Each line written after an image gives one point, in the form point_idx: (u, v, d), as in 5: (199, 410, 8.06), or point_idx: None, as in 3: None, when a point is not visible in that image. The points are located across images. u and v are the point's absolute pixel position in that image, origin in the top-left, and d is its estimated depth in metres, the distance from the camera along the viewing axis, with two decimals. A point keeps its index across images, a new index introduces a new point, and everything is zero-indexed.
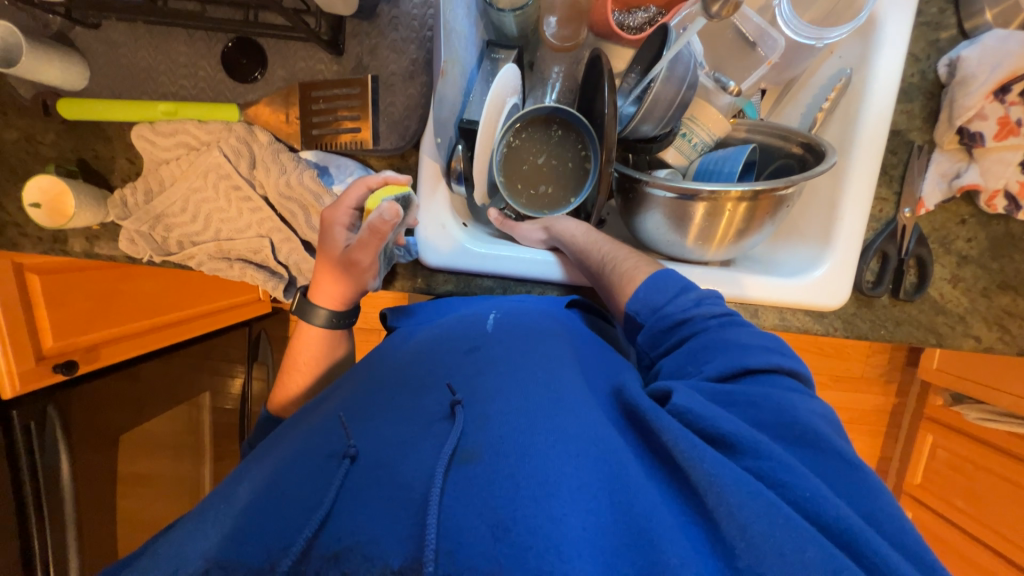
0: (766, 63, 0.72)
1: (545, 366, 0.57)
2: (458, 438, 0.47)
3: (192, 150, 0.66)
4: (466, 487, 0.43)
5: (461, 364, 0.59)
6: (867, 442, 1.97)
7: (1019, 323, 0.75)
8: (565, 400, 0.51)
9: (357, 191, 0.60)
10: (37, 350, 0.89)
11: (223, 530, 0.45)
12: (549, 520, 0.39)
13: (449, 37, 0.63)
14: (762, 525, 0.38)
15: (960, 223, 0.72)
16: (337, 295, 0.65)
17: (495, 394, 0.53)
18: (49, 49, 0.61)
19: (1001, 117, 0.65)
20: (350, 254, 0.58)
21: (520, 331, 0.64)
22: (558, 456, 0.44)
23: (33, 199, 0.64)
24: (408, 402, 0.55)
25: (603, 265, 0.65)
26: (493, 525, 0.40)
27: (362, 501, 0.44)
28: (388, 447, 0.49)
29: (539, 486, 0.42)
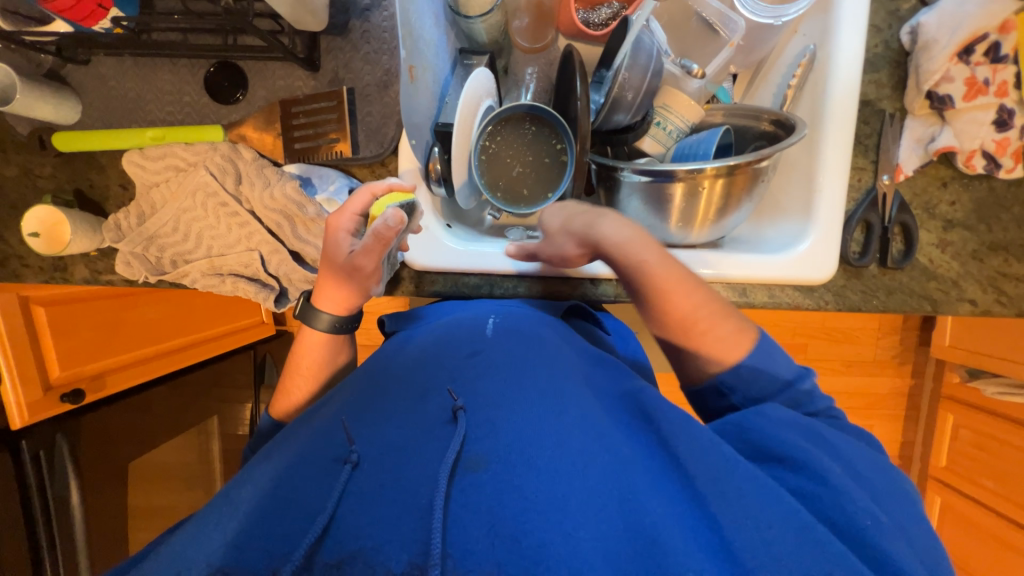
0: (729, 45, 0.73)
1: (550, 371, 0.57)
2: (460, 443, 0.48)
3: (180, 171, 0.68)
4: (476, 499, 0.44)
5: (461, 364, 0.59)
6: (886, 428, 1.93)
7: (1014, 283, 0.74)
8: (570, 407, 0.52)
9: (361, 196, 0.61)
10: (45, 381, 0.91)
11: (222, 536, 0.45)
12: (562, 536, 0.41)
13: (420, 44, 0.65)
14: (782, 543, 0.41)
15: (941, 186, 0.72)
16: (344, 302, 0.66)
17: (497, 399, 0.53)
18: (42, 88, 0.65)
19: (967, 78, 0.66)
20: (355, 259, 0.60)
21: (520, 334, 0.63)
22: (568, 470, 0.45)
23: (32, 229, 0.67)
24: (408, 404, 0.55)
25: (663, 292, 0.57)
26: (503, 536, 0.41)
27: (368, 510, 0.44)
28: (389, 451, 0.49)
29: (550, 499, 0.43)
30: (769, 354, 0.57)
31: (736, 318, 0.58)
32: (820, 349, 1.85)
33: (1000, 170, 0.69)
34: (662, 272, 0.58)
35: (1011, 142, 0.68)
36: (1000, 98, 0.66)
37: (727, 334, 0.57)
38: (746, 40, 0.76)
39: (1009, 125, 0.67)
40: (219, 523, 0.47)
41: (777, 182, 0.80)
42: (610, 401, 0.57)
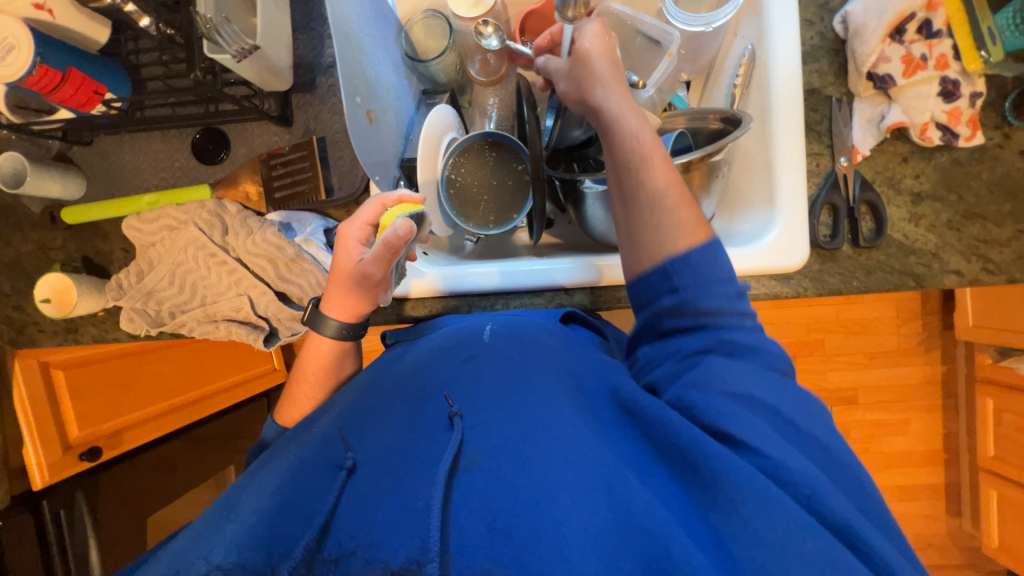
0: (668, 54, 0.75)
1: (544, 373, 0.59)
2: (457, 446, 0.51)
3: (172, 229, 0.74)
4: (472, 497, 0.47)
5: (459, 370, 0.60)
6: (923, 420, 1.82)
7: (998, 249, 0.72)
8: (561, 406, 0.54)
9: (372, 208, 0.63)
10: (64, 440, 0.95)
11: (230, 538, 0.48)
12: (553, 526, 0.44)
13: (379, 90, 0.69)
14: (761, 519, 0.43)
15: (902, 161, 0.73)
16: (350, 309, 0.67)
17: (491, 402, 0.55)
18: (51, 169, 0.72)
19: (903, 56, 0.68)
20: (365, 266, 0.61)
21: (517, 340, 0.65)
22: (559, 466, 0.48)
23: (44, 295, 0.73)
24: (407, 410, 0.57)
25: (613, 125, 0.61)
26: (494, 531, 0.45)
27: (370, 513, 0.48)
28: (389, 457, 0.52)
29: (541, 494, 0.46)
30: (712, 252, 0.56)
31: (696, 209, 0.58)
32: (837, 342, 1.79)
33: (959, 138, 0.70)
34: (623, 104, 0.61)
35: (962, 111, 0.69)
36: (941, 71, 0.68)
37: (686, 219, 0.57)
38: (686, 48, 0.80)
39: (957, 94, 0.68)
40: (225, 519, 0.51)
41: (738, 176, 0.81)
42: (599, 391, 0.58)
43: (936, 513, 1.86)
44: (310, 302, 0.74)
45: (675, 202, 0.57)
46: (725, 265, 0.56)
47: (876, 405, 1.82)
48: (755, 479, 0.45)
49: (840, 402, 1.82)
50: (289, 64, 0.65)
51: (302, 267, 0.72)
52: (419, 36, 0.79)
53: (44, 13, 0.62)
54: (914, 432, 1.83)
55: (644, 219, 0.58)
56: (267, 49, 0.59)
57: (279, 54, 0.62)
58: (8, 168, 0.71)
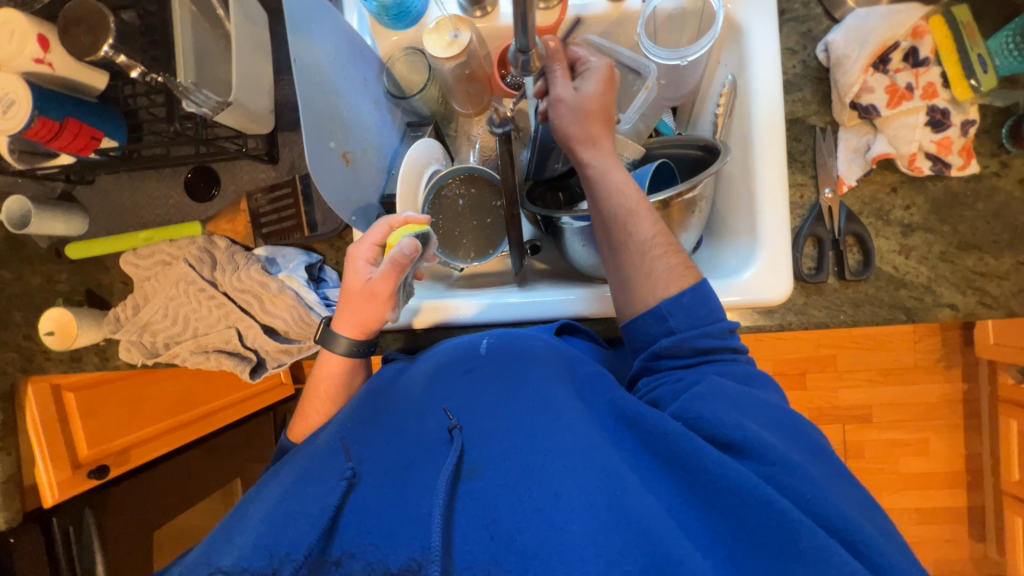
0: (644, 88, 0.76)
1: (538, 387, 0.60)
2: (457, 458, 0.54)
3: (166, 264, 0.77)
4: (475, 504, 0.50)
5: (456, 382, 0.63)
6: (943, 440, 1.74)
7: (996, 281, 0.69)
8: (557, 416, 0.56)
9: (378, 230, 0.67)
10: (75, 459, 1.00)
11: (241, 543, 0.51)
12: (552, 531, 0.47)
13: (357, 130, 0.71)
14: (760, 516, 0.47)
15: (891, 192, 0.70)
16: (358, 330, 0.69)
17: (490, 412, 0.58)
18: (54, 209, 0.77)
19: (888, 86, 0.66)
20: (371, 285, 0.65)
21: (510, 352, 0.66)
22: (558, 474, 0.50)
23: (48, 328, 0.77)
24: (407, 423, 0.59)
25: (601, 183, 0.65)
26: (497, 536, 0.48)
27: (375, 517, 0.51)
28: (389, 468, 0.55)
29: (540, 501, 0.49)
30: (703, 293, 0.61)
31: (683, 256, 0.63)
32: (849, 358, 1.73)
33: (951, 168, 0.67)
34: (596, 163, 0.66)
35: (953, 140, 0.66)
36: (929, 100, 0.66)
37: (675, 264, 0.62)
38: (667, 79, 0.80)
39: (946, 124, 0.66)
40: (235, 530, 0.53)
41: (722, 205, 0.80)
42: (596, 404, 0.61)
43: (958, 537, 1.77)
44: (295, 334, 0.76)
45: (664, 250, 0.63)
46: (715, 304, 0.61)
47: (892, 423, 1.75)
48: (744, 486, 0.48)
49: (853, 420, 1.76)
50: (269, 109, 0.68)
51: (285, 301, 0.74)
52: (402, 72, 0.80)
53: (44, 66, 0.65)
54: (934, 453, 1.75)
55: (637, 266, 0.63)
56: (242, 99, 0.61)
57: (257, 101, 0.64)
58: (15, 210, 0.76)
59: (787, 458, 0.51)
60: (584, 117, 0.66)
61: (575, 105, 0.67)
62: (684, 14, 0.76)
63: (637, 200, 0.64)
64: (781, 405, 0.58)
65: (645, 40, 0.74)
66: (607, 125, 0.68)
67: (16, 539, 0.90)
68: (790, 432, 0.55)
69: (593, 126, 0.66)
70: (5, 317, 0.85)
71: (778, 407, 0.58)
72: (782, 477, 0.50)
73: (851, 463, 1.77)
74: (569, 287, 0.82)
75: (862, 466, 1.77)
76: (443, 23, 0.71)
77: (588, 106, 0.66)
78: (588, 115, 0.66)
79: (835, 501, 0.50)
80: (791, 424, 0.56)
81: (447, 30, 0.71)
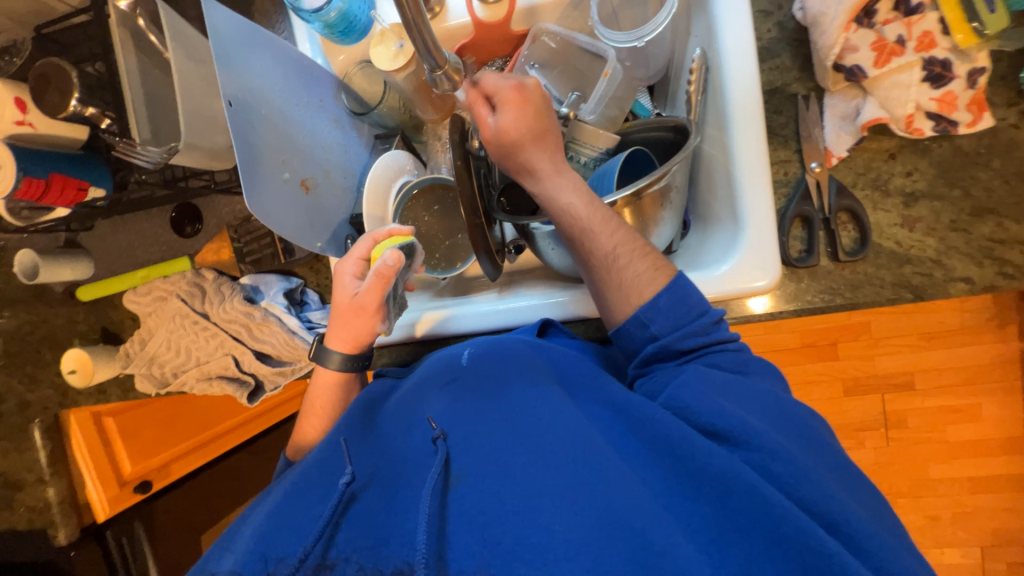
0: (603, 75, 0.72)
1: (523, 391, 0.59)
2: (443, 464, 0.53)
3: (163, 299, 0.82)
4: (463, 508, 0.49)
5: (440, 392, 0.62)
6: (998, 404, 1.61)
7: (1018, 249, 0.61)
8: (543, 416, 0.55)
9: (364, 244, 0.67)
10: (120, 478, 1.10)
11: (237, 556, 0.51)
12: (539, 531, 0.46)
13: (315, 154, 0.71)
14: (754, 511, 0.44)
15: (889, 159, 0.63)
16: (355, 340, 0.69)
17: (474, 417, 0.57)
18: (59, 258, 0.82)
19: (873, 42, 0.59)
20: (360, 298, 0.65)
21: (495, 358, 0.64)
22: (542, 474, 0.50)
23: (70, 367, 0.84)
24: (397, 438, 0.59)
25: (550, 205, 0.63)
26: (485, 541, 0.47)
27: (366, 528, 0.51)
28: (382, 478, 0.55)
29: (525, 503, 0.48)
30: (680, 291, 0.58)
31: (651, 257, 0.60)
32: (885, 324, 1.61)
33: (958, 125, 0.59)
34: (537, 186, 0.64)
35: (957, 95, 0.58)
36: (925, 52, 0.58)
37: (644, 269, 0.59)
38: (630, 60, 0.75)
39: (947, 77, 0.58)
40: (232, 542, 0.54)
41: (704, 188, 0.74)
42: (587, 399, 0.59)
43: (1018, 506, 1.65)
44: (285, 357, 0.79)
45: (628, 257, 0.60)
46: (695, 299, 0.58)
47: (936, 390, 1.63)
48: (733, 478, 0.46)
49: (893, 389, 1.65)
50: (227, 144, 0.68)
51: (270, 328, 0.77)
52: (360, 86, 0.78)
53: (26, 127, 0.68)
54: (987, 418, 1.62)
55: (606, 278, 0.61)
56: (195, 141, 0.62)
57: (213, 139, 0.65)
58: (26, 262, 0.82)
59: (781, 448, 0.48)
60: (511, 149, 0.63)
61: (496, 140, 0.63)
62: None
63: (592, 211, 0.61)
64: (777, 393, 0.55)
65: (600, 26, 0.70)
66: (538, 144, 0.63)
67: (77, 552, 1.02)
68: (786, 423, 0.52)
69: (523, 157, 0.63)
70: (38, 357, 0.93)
71: (778, 400, 0.54)
72: (765, 463, 0.48)
73: (892, 434, 1.67)
74: (556, 289, 0.77)
75: (905, 437, 1.66)
76: (388, 34, 0.69)
77: (509, 139, 0.62)
78: (512, 147, 0.63)
79: (816, 501, 0.46)
80: (787, 415, 0.53)
81: (392, 40, 0.69)
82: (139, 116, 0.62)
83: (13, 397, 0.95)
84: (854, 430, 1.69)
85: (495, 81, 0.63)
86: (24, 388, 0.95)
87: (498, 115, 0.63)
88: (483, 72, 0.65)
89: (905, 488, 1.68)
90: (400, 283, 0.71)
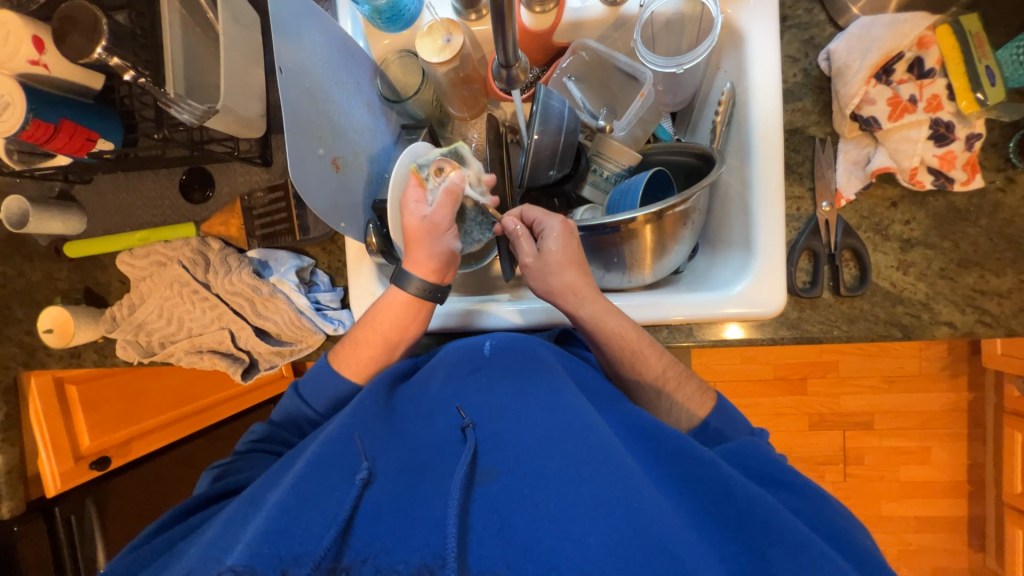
0: (640, 95, 0.74)
1: (549, 395, 0.58)
2: (471, 456, 0.52)
3: (161, 265, 0.78)
4: (490, 508, 0.48)
5: (464, 384, 0.61)
6: (946, 448, 1.72)
7: (996, 300, 0.67)
8: (576, 422, 0.54)
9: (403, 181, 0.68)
10: (76, 451, 1.03)
11: (249, 536, 0.46)
12: (573, 541, 0.46)
13: (347, 134, 0.70)
14: (800, 555, 0.45)
15: (890, 206, 0.69)
16: (436, 262, 0.65)
17: (505, 413, 0.57)
18: (51, 209, 0.77)
19: (890, 98, 0.65)
20: (432, 216, 0.64)
21: (517, 358, 0.63)
22: (575, 484, 0.49)
23: (48, 325, 0.78)
24: (418, 426, 0.58)
25: (596, 323, 0.65)
26: (514, 545, 0.46)
27: (391, 520, 0.48)
28: (404, 469, 0.53)
29: (558, 510, 0.48)
30: (726, 413, 0.65)
31: (694, 381, 0.67)
32: (852, 364, 1.71)
33: (954, 183, 0.65)
34: (587, 309, 0.65)
35: (956, 155, 0.64)
36: (932, 113, 0.64)
37: (691, 394, 0.66)
38: (663, 85, 0.79)
39: (949, 138, 0.64)
40: (243, 523, 0.48)
41: (720, 216, 0.78)
42: (615, 415, 0.59)
43: (957, 547, 1.75)
44: (287, 337, 0.77)
45: (676, 383, 0.66)
46: (740, 420, 0.66)
47: (894, 431, 1.72)
48: (772, 521, 0.47)
49: (855, 427, 1.73)
50: (260, 113, 0.68)
51: (276, 305, 0.75)
52: (395, 73, 0.79)
53: (40, 68, 0.65)
54: (937, 462, 1.73)
55: (654, 403, 0.67)
56: (232, 106, 0.61)
57: (248, 107, 0.65)
58: (15, 210, 0.77)
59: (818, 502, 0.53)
60: (556, 271, 0.65)
61: (539, 267, 0.65)
62: (682, 19, 0.74)
63: (643, 336, 0.66)
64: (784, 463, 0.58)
65: (642, 48, 0.72)
66: (580, 267, 0.66)
67: (19, 528, 0.93)
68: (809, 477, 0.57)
69: (565, 279, 0.65)
70: (7, 313, 0.86)
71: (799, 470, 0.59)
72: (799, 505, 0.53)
73: (850, 470, 1.75)
74: None
75: (861, 473, 1.75)
76: (436, 27, 0.70)
77: (555, 261, 0.65)
78: (559, 269, 0.65)
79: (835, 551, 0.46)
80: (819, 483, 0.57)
81: (439, 34, 0.70)
82: (177, 73, 0.61)
83: None
84: (816, 464, 1.75)
85: (538, 214, 0.68)
86: None
87: (546, 242, 0.66)
88: (527, 207, 0.70)
89: None
90: (466, 207, 0.71)
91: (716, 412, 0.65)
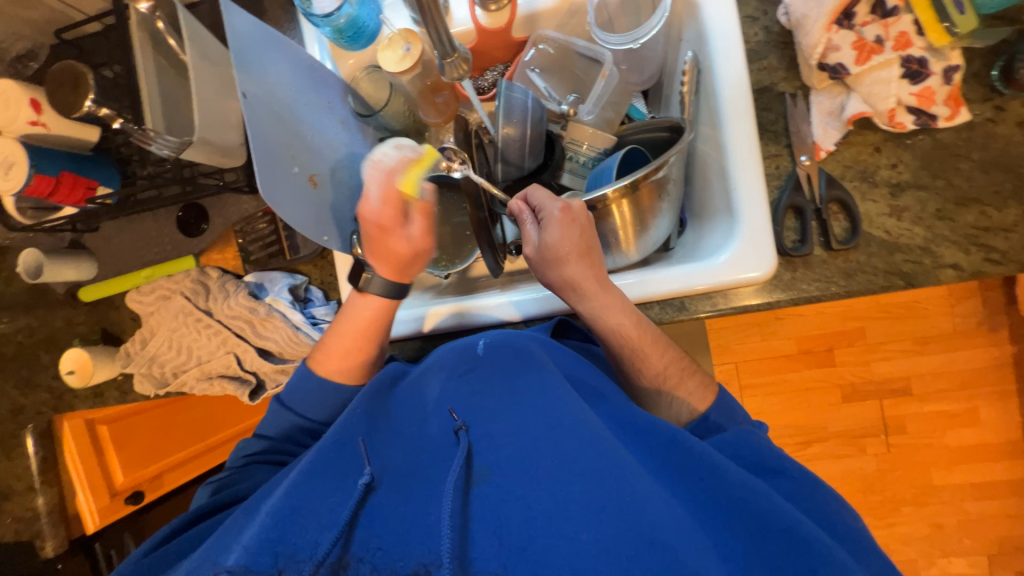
0: (602, 76, 0.75)
1: (541, 390, 0.56)
2: (465, 458, 0.51)
3: (166, 298, 0.82)
4: (487, 510, 0.48)
5: (459, 385, 0.60)
6: (993, 408, 1.62)
7: (1003, 236, 0.63)
8: (568, 420, 0.52)
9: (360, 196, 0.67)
10: (112, 488, 1.09)
11: (246, 542, 0.46)
12: (565, 540, 0.45)
13: (323, 150, 0.72)
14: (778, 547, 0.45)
15: (875, 152, 0.67)
16: (400, 259, 0.66)
17: (499, 413, 0.56)
18: (63, 258, 0.82)
19: (854, 42, 0.63)
20: (378, 219, 0.63)
21: (510, 355, 0.61)
22: (567, 480, 0.48)
23: (69, 367, 0.83)
24: (413, 429, 0.58)
25: (596, 320, 0.65)
26: (510, 545, 0.46)
27: (389, 524, 0.48)
28: (402, 475, 0.53)
29: (552, 508, 0.47)
30: (726, 406, 0.64)
31: (694, 374, 0.65)
32: (880, 329, 1.63)
33: (937, 120, 0.63)
34: (590, 305, 0.64)
35: (934, 90, 0.63)
36: (902, 50, 0.63)
37: (691, 387, 0.65)
38: (626, 63, 0.80)
39: (924, 74, 0.63)
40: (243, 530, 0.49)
41: (702, 187, 0.77)
42: (612, 407, 0.58)
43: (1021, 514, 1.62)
44: (289, 353, 0.80)
45: (677, 377, 0.65)
46: (740, 414, 0.64)
47: (935, 395, 1.63)
48: (763, 506, 0.46)
49: (892, 395, 1.65)
50: (239, 142, 0.71)
51: (274, 324, 0.77)
52: (366, 90, 0.80)
53: (39, 127, 0.70)
54: (986, 424, 1.63)
55: (652, 396, 0.66)
56: (207, 136, 0.65)
57: (226, 136, 0.69)
58: (30, 263, 0.82)
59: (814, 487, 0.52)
60: (554, 265, 0.64)
61: (540, 258, 0.65)
62: None
63: (642, 329, 0.64)
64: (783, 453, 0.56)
65: (597, 30, 0.74)
66: (583, 260, 0.64)
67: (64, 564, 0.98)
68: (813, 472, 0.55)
69: (567, 272, 0.64)
70: (34, 361, 0.92)
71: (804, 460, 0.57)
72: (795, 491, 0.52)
73: (892, 441, 1.65)
74: None
75: (906, 443, 1.65)
76: (395, 39, 0.72)
77: (554, 254, 0.64)
78: (561, 262, 0.64)
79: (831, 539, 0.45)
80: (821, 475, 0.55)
81: (399, 44, 0.72)
82: (156, 112, 0.66)
83: (6, 403, 0.92)
84: (855, 438, 1.66)
85: (543, 199, 0.66)
86: (17, 392, 0.92)
87: (548, 232, 0.64)
88: (533, 188, 0.69)
89: (908, 497, 1.65)
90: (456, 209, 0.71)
91: (716, 406, 0.64)
